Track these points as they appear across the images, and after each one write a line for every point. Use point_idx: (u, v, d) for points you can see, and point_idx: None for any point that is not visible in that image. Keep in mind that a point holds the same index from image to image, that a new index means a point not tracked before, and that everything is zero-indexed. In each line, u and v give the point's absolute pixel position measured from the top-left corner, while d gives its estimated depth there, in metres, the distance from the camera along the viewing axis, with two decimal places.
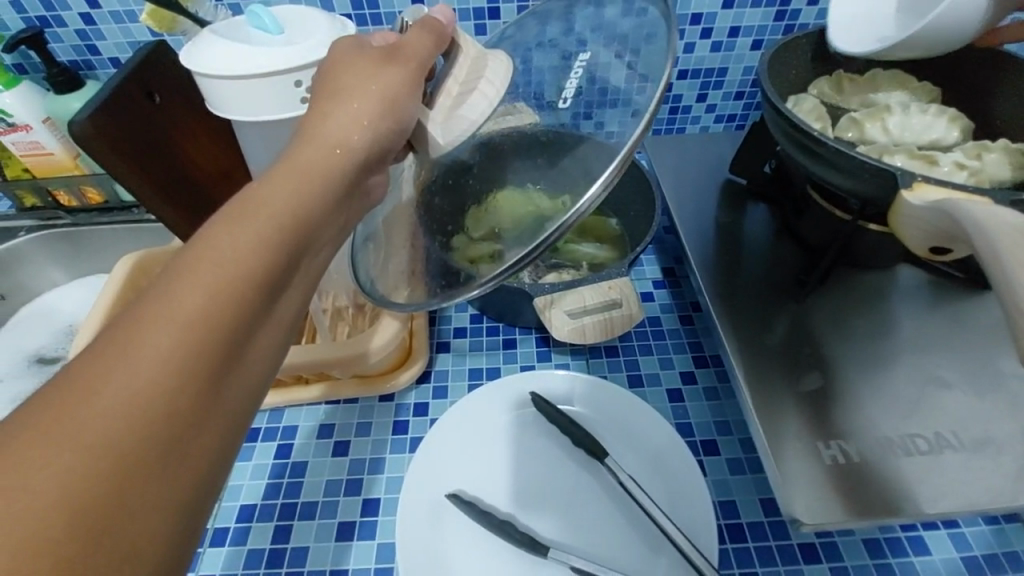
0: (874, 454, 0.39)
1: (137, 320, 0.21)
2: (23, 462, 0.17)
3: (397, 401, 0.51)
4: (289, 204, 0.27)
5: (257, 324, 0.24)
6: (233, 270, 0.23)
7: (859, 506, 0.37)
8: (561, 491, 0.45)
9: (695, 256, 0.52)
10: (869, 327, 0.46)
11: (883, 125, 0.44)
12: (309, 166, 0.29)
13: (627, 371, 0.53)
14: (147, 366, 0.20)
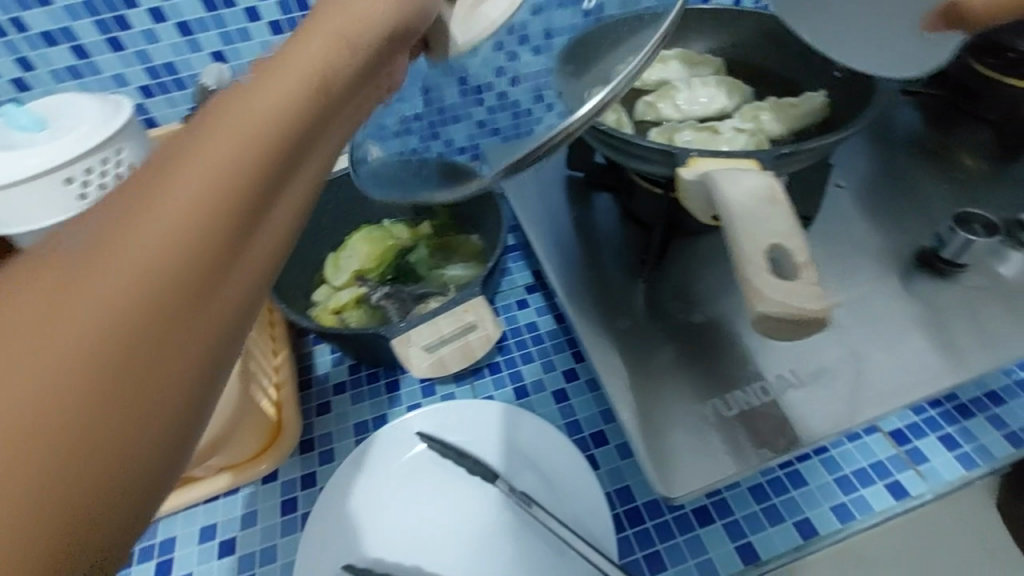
0: (727, 410, 0.41)
1: (94, 234, 0.17)
2: None
3: (282, 479, 0.48)
4: (279, 93, 0.20)
5: (236, 250, 0.19)
6: (201, 179, 0.18)
7: (722, 463, 0.39)
8: (467, 526, 0.44)
9: (549, 256, 0.53)
10: (713, 286, 0.49)
11: (674, 102, 0.46)
12: (307, 48, 0.22)
13: (512, 384, 0.53)
14: (90, 311, 0.16)
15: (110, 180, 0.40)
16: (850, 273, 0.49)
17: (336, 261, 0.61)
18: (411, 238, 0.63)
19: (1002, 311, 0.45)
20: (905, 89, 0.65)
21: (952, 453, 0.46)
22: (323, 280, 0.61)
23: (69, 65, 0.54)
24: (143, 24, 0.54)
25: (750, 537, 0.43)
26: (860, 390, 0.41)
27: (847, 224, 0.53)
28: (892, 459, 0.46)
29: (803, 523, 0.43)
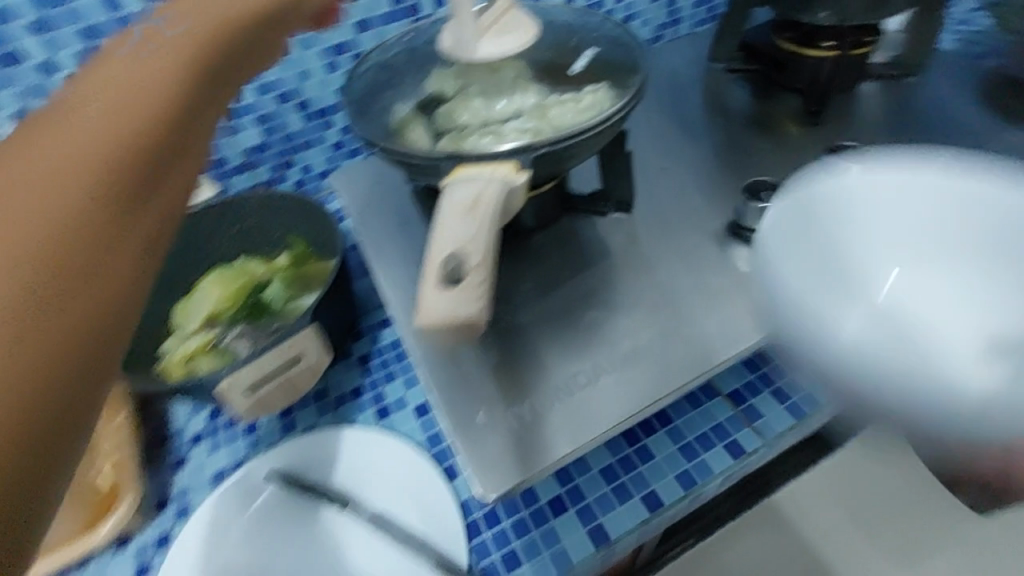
0: (542, 407, 0.42)
1: (28, 206, 0.24)
2: None
3: (135, 544, 0.46)
4: (87, 152, 0.25)
5: (118, 259, 0.25)
6: (71, 202, 0.24)
7: (536, 459, 0.40)
8: (321, 553, 0.45)
9: (395, 273, 0.54)
10: (547, 279, 0.50)
11: (471, 109, 0.46)
12: (110, 117, 0.27)
13: (374, 406, 0.53)
14: (9, 298, 0.22)
15: None
16: (671, 250, 0.51)
17: (185, 308, 0.59)
18: (266, 272, 0.62)
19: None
20: (730, 68, 0.69)
21: (784, 407, 0.49)
22: (173, 329, 0.59)
23: None
24: None
25: (600, 519, 0.44)
26: (672, 364, 0.44)
27: (672, 203, 0.55)
28: (733, 420, 0.48)
29: (650, 496, 0.45)
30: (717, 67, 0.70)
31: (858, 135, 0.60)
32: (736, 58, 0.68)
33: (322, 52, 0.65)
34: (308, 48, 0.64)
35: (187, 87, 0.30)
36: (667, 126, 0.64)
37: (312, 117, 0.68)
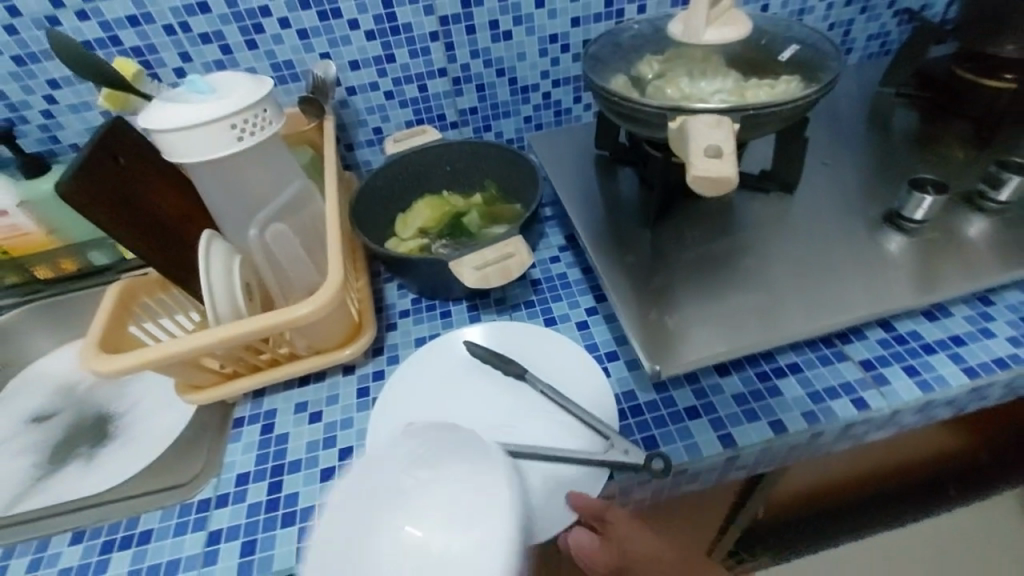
0: (690, 316, 0.52)
1: (271, 320, 0.50)
2: (283, 317, 0.50)
3: (358, 372, 0.61)
4: (306, 316, 0.50)
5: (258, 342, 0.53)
6: (245, 327, 0.49)
7: (690, 349, 0.50)
8: (496, 407, 0.55)
9: (577, 212, 0.66)
10: (708, 234, 0.60)
11: (678, 82, 0.56)
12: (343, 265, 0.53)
13: (543, 315, 0.65)
14: (222, 334, 0.49)
15: (255, 130, 0.55)
16: (825, 227, 0.59)
17: (404, 220, 0.75)
18: (465, 204, 0.77)
19: (955, 258, 0.54)
20: (899, 94, 0.76)
21: (912, 380, 0.54)
22: (393, 234, 0.75)
23: (218, 59, 0.72)
24: (274, 29, 0.71)
25: (728, 428, 0.52)
26: (817, 309, 0.51)
27: (829, 192, 0.63)
28: (862, 382, 0.54)
29: (776, 421, 0.52)
30: (886, 92, 0.77)
31: None
32: (907, 85, 0.75)
33: (540, 39, 0.80)
34: (531, 34, 0.79)
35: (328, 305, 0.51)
36: (829, 135, 0.72)
37: (516, 90, 0.84)
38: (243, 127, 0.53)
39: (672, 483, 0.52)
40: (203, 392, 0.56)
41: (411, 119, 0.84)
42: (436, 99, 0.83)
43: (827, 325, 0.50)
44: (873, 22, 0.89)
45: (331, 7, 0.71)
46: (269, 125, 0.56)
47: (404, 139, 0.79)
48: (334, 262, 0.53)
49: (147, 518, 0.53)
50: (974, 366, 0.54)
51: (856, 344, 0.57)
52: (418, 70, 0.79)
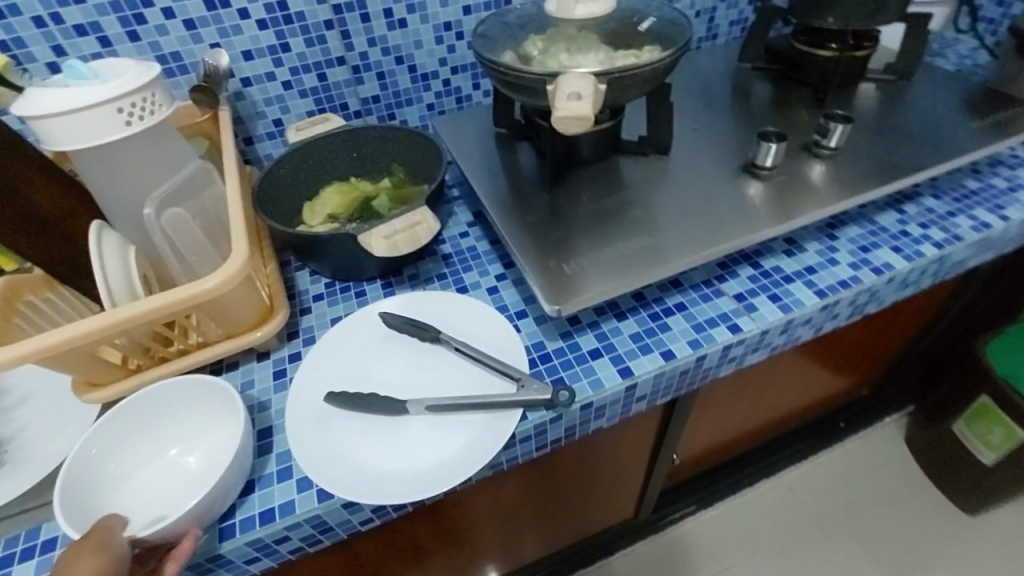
0: (586, 261, 0.59)
1: (171, 298, 0.50)
2: (185, 292, 0.50)
3: (273, 356, 0.62)
4: (209, 290, 0.50)
5: (161, 325, 0.53)
6: (144, 309, 0.49)
7: (584, 286, 0.57)
8: (413, 369, 0.58)
9: (479, 185, 0.70)
10: (598, 196, 0.66)
11: (559, 58, 0.62)
12: (243, 239, 0.53)
13: (455, 284, 0.68)
14: (120, 316, 0.49)
15: (145, 114, 0.54)
16: (696, 182, 0.67)
17: (312, 207, 0.75)
18: (374, 189, 0.78)
19: (793, 196, 0.64)
20: (755, 68, 0.86)
21: (775, 305, 0.62)
22: (301, 223, 0.75)
23: (96, 51, 0.69)
24: (157, 20, 0.69)
25: (627, 362, 0.58)
26: (686, 251, 0.59)
27: (699, 153, 0.71)
28: (734, 310, 0.62)
29: (666, 351, 0.58)
30: (744, 67, 0.87)
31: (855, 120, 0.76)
32: (760, 60, 0.85)
33: (435, 27, 0.83)
34: (426, 22, 0.82)
35: (232, 280, 0.51)
36: (699, 107, 0.81)
37: (417, 78, 0.87)
38: (132, 110, 0.53)
39: (581, 419, 0.57)
40: (107, 389, 0.54)
41: (313, 109, 0.84)
42: (337, 88, 0.84)
43: (694, 256, 0.59)
44: (732, 8, 1.01)
45: None
46: (160, 109, 0.56)
47: (305, 128, 0.79)
48: (239, 240, 0.53)
49: (51, 526, 0.50)
50: (823, 288, 0.64)
51: (730, 281, 0.65)
52: (316, 59, 0.80)
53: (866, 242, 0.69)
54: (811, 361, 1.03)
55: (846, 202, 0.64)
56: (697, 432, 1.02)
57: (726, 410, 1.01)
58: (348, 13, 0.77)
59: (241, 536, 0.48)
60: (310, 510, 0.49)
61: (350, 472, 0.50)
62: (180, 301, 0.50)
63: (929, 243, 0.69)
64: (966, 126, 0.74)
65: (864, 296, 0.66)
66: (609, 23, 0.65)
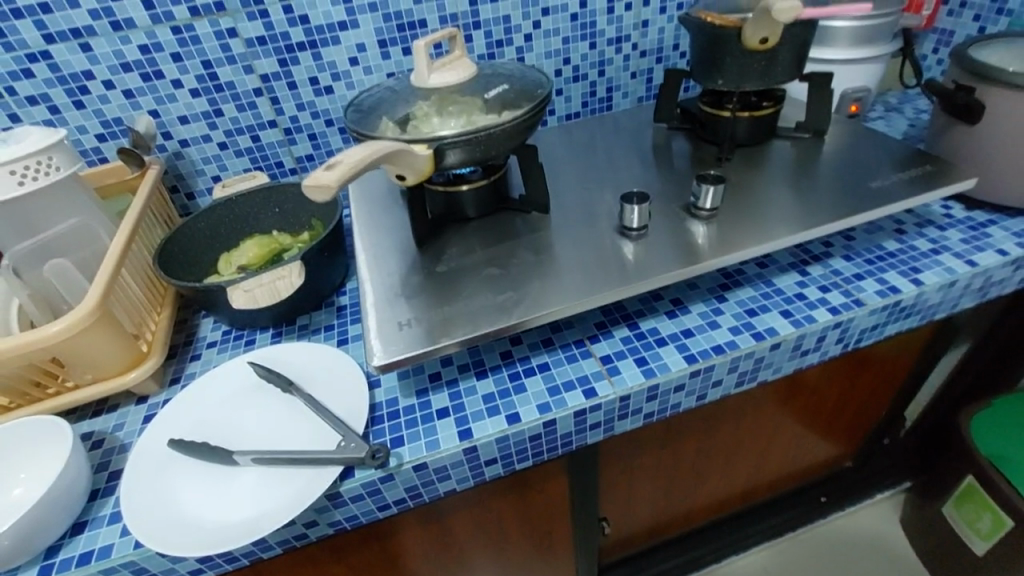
0: (435, 318, 0.59)
1: (24, 339, 0.53)
2: (39, 333, 0.54)
3: (150, 401, 0.65)
4: (61, 331, 0.54)
5: (29, 367, 0.58)
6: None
7: (419, 343, 0.56)
8: (263, 419, 0.59)
9: (370, 238, 0.72)
10: (474, 251, 0.67)
11: (422, 111, 0.62)
12: (105, 285, 0.59)
13: (338, 336, 0.70)
14: None
15: (40, 175, 0.60)
16: (569, 242, 0.67)
17: (227, 257, 0.80)
18: (291, 242, 0.82)
19: (659, 257, 0.63)
20: (670, 127, 0.87)
21: (640, 368, 0.60)
22: (215, 272, 0.79)
23: (47, 118, 0.78)
24: (99, 90, 0.78)
25: (470, 424, 0.57)
26: (537, 308, 0.58)
27: (587, 213, 0.72)
28: (596, 373, 0.60)
29: (513, 414, 0.57)
30: (662, 126, 0.89)
31: (760, 178, 0.74)
32: (675, 119, 0.87)
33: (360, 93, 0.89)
34: (351, 88, 0.88)
35: (85, 321, 0.56)
36: (607, 168, 0.82)
37: (347, 137, 0.92)
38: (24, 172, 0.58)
39: (420, 482, 0.56)
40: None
41: (250, 166, 0.90)
42: (271, 148, 0.90)
43: (538, 317, 0.58)
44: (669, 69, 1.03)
45: (152, 70, 0.78)
46: (58, 171, 0.62)
47: (233, 185, 0.85)
48: (99, 286, 0.58)
49: None
50: (695, 353, 0.61)
51: (601, 342, 0.63)
52: (248, 122, 0.86)
53: (754, 305, 0.66)
54: (756, 429, 0.97)
55: (712, 263, 0.62)
56: (631, 499, 0.98)
57: (661, 478, 0.96)
58: (275, 82, 0.84)
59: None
60: (125, 555, 0.51)
61: (168, 522, 0.51)
62: (31, 344, 0.54)
63: (824, 307, 0.65)
64: (879, 183, 0.70)
65: (747, 363, 0.62)
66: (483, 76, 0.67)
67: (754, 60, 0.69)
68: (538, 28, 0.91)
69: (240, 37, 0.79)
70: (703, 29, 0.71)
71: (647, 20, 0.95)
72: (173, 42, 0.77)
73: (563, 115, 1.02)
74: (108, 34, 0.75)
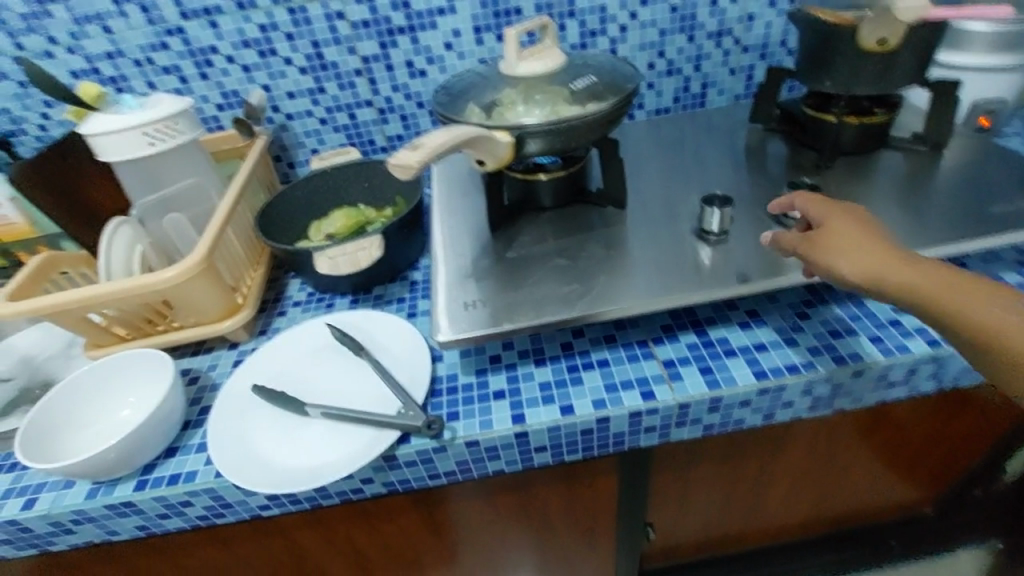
0: (499, 303, 0.60)
1: (142, 282, 0.61)
2: (155, 278, 0.61)
3: (240, 347, 0.72)
4: (171, 278, 0.61)
5: (145, 306, 0.65)
6: (122, 289, 0.61)
7: (483, 326, 0.57)
8: (338, 377, 0.63)
9: (448, 219, 0.75)
10: (548, 240, 0.67)
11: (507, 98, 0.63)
12: (210, 240, 0.65)
13: (408, 309, 0.73)
14: (104, 291, 0.60)
15: (168, 138, 0.67)
16: (643, 240, 0.65)
17: (316, 224, 0.85)
18: (375, 216, 0.86)
19: (737, 264, 0.60)
20: (767, 128, 0.82)
21: (704, 377, 0.58)
22: (305, 238, 0.85)
23: (177, 87, 0.88)
24: (222, 64, 0.86)
25: (524, 409, 0.58)
26: (602, 304, 0.58)
27: (665, 213, 0.70)
28: (657, 376, 0.59)
29: (567, 406, 0.57)
30: (757, 127, 0.84)
31: (862, 190, 0.68)
32: (773, 121, 0.82)
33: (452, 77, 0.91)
34: (444, 72, 0.90)
35: (191, 271, 0.62)
36: (691, 168, 0.79)
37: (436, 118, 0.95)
38: (155, 134, 0.66)
39: (471, 458, 0.58)
40: (105, 351, 0.68)
41: (344, 142, 0.96)
42: (365, 126, 0.94)
43: (604, 312, 0.57)
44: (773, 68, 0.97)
45: (268, 47, 0.85)
46: (182, 135, 0.69)
47: (328, 157, 0.91)
48: (205, 241, 0.64)
49: None
50: (766, 369, 0.58)
51: (665, 346, 0.62)
52: (347, 100, 0.91)
53: (839, 326, 0.61)
54: (827, 457, 0.90)
55: (796, 277, 0.58)
56: (681, 511, 0.95)
57: (716, 492, 0.92)
58: (374, 63, 0.88)
59: (148, 490, 0.57)
60: (206, 482, 0.57)
61: (246, 459, 0.56)
62: (147, 286, 0.61)
63: (921, 337, 0.59)
64: (1005, 207, 0.63)
65: (823, 387, 0.58)
66: (571, 66, 0.66)
67: (869, 63, 0.64)
68: (635, 19, 0.89)
69: (347, 19, 0.84)
70: (814, 28, 0.67)
71: (753, 13, 0.90)
72: (288, 23, 0.83)
73: (652, 109, 0.99)
74: (234, 14, 0.82)
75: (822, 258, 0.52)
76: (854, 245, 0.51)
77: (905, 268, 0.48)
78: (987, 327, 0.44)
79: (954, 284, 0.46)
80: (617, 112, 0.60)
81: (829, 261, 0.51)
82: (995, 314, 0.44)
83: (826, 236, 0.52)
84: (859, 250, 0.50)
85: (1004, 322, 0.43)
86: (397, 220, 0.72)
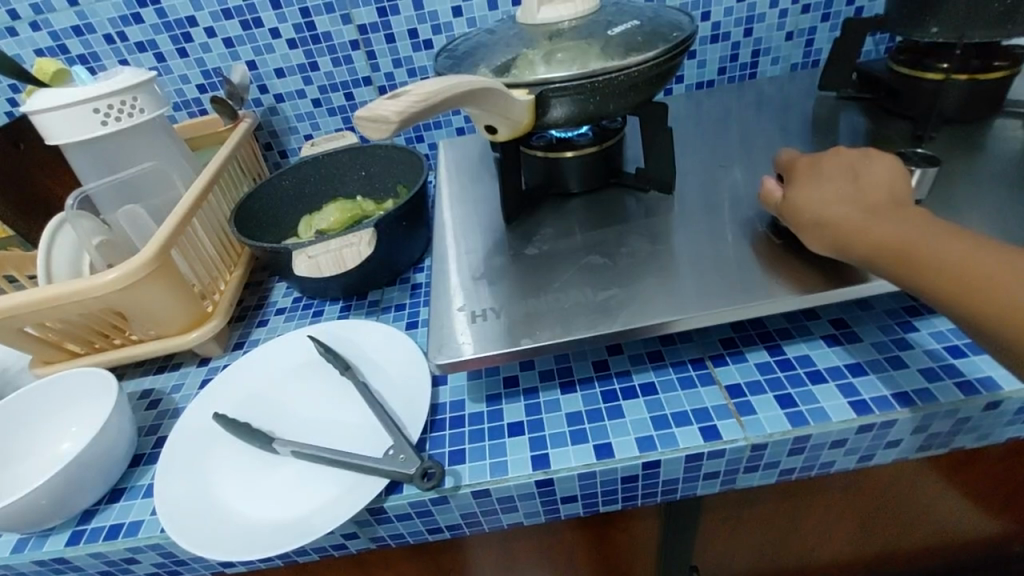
0: (515, 313, 0.47)
1: (80, 286, 0.50)
2: (95, 280, 0.50)
3: (211, 364, 0.61)
4: (115, 280, 0.50)
5: (93, 315, 0.55)
6: (56, 295, 0.50)
7: (494, 344, 0.44)
8: (318, 404, 0.52)
9: (456, 210, 0.63)
10: (575, 233, 0.55)
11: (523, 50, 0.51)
12: (166, 234, 0.54)
13: (408, 318, 0.61)
14: (36, 297, 0.50)
15: (123, 116, 0.57)
16: (697, 233, 0.52)
17: (308, 219, 0.74)
18: (373, 209, 0.74)
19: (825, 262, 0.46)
20: (841, 97, 0.68)
21: (784, 410, 0.44)
22: (294, 235, 0.74)
23: (153, 66, 0.77)
24: (201, 39, 0.75)
25: (548, 449, 0.45)
26: (650, 314, 0.45)
27: (720, 199, 0.56)
28: (721, 408, 0.45)
29: (603, 445, 0.44)
30: (827, 97, 0.70)
31: (978, 165, 0.53)
32: (848, 88, 0.68)
33: None
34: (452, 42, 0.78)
35: (140, 271, 0.51)
36: (748, 146, 0.66)
37: None
38: (106, 110, 0.55)
39: (480, 510, 0.45)
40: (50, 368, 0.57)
41: (342, 126, 0.85)
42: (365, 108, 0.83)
43: (651, 324, 0.44)
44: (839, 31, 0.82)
45: (251, 17, 0.74)
46: (140, 113, 0.58)
47: (321, 143, 0.80)
48: (160, 235, 0.53)
49: None
50: (867, 400, 0.44)
51: (728, 367, 0.48)
52: (343, 78, 0.80)
53: (960, 341, 0.47)
54: (913, 492, 0.75)
55: None
56: (732, 552, 0.81)
57: (774, 531, 0.78)
58: (372, 34, 0.76)
59: (82, 545, 0.46)
60: (151, 537, 0.45)
61: (198, 510, 0.45)
62: (86, 290, 0.50)
63: None
64: None
65: (943, 423, 0.44)
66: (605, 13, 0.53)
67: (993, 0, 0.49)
68: None
69: None
70: None
71: None
72: None
73: (693, 83, 0.86)
74: None
75: (799, 226, 0.46)
76: (821, 204, 0.45)
77: (872, 225, 0.42)
78: (948, 265, 0.37)
79: (915, 229, 0.40)
80: (667, 62, 0.47)
81: (805, 229, 0.45)
82: (959, 250, 0.38)
83: (799, 194, 0.47)
84: (830, 199, 0.45)
85: (965, 253, 0.37)
86: (393, 212, 0.59)
